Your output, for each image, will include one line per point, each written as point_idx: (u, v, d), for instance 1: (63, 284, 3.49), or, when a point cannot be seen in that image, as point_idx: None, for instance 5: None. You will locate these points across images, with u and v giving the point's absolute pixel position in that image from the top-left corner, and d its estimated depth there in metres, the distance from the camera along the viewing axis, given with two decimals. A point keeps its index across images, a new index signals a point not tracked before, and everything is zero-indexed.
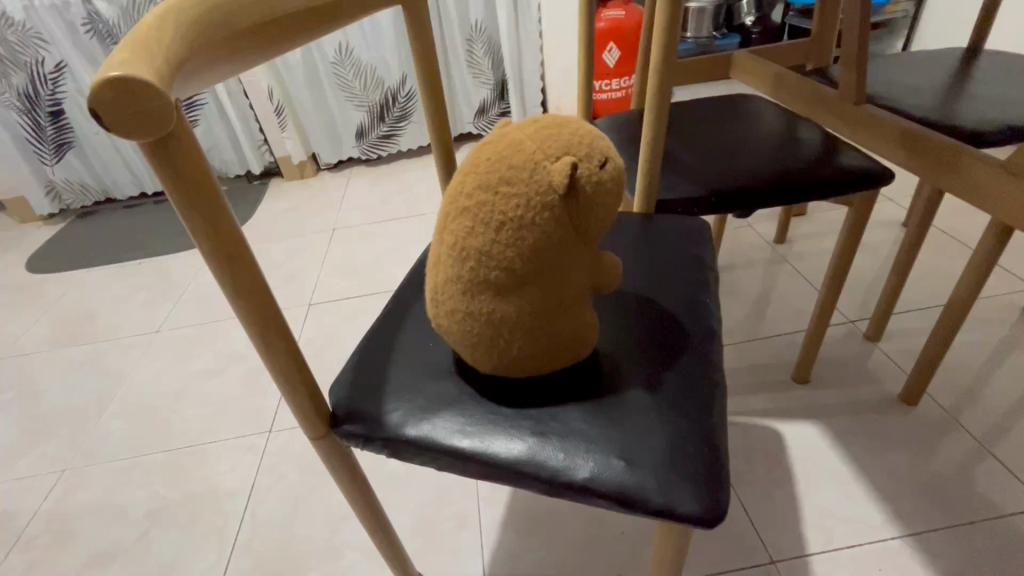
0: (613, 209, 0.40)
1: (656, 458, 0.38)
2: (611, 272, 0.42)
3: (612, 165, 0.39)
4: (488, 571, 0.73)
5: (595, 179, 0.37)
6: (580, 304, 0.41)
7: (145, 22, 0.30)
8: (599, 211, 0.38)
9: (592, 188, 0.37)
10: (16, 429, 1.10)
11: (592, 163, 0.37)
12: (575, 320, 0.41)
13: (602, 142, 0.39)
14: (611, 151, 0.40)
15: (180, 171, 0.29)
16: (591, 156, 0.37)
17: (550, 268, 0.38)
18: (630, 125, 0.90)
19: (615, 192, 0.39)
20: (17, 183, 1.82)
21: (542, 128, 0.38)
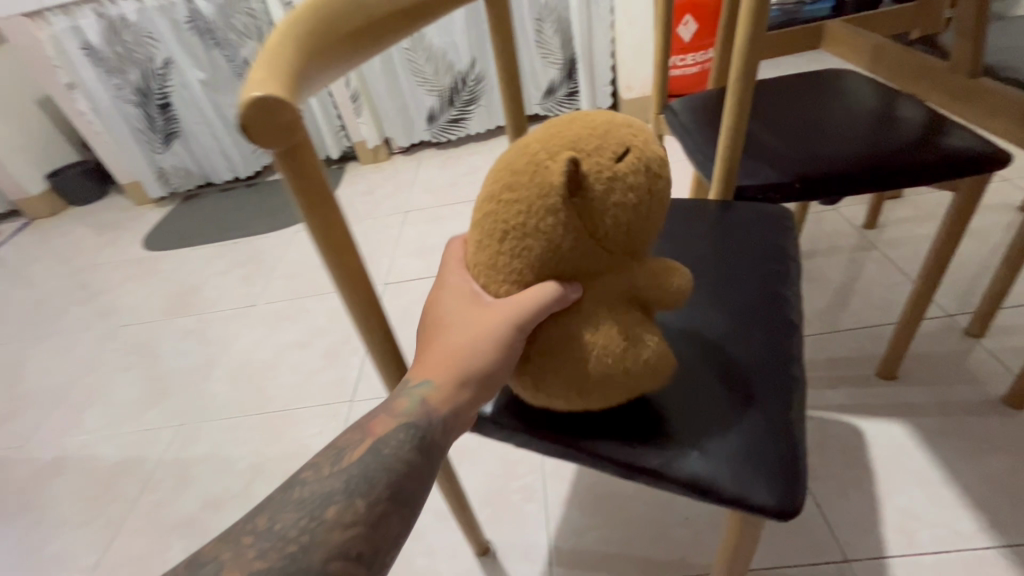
0: (647, 203, 0.37)
1: (729, 448, 0.38)
2: (655, 280, 0.39)
3: (636, 152, 0.37)
4: (552, 542, 0.77)
5: (607, 171, 0.35)
6: (611, 314, 0.38)
7: (269, 43, 0.33)
8: (617, 207, 0.36)
9: (605, 183, 0.35)
10: (140, 388, 1.26)
11: (604, 157, 0.36)
12: (607, 334, 0.37)
13: (622, 131, 0.37)
14: (640, 140, 0.38)
15: (304, 175, 0.32)
16: (602, 149, 0.36)
17: (571, 276, 0.38)
18: (706, 106, 0.88)
19: (644, 182, 0.37)
20: (134, 171, 2.05)
21: (551, 128, 0.38)
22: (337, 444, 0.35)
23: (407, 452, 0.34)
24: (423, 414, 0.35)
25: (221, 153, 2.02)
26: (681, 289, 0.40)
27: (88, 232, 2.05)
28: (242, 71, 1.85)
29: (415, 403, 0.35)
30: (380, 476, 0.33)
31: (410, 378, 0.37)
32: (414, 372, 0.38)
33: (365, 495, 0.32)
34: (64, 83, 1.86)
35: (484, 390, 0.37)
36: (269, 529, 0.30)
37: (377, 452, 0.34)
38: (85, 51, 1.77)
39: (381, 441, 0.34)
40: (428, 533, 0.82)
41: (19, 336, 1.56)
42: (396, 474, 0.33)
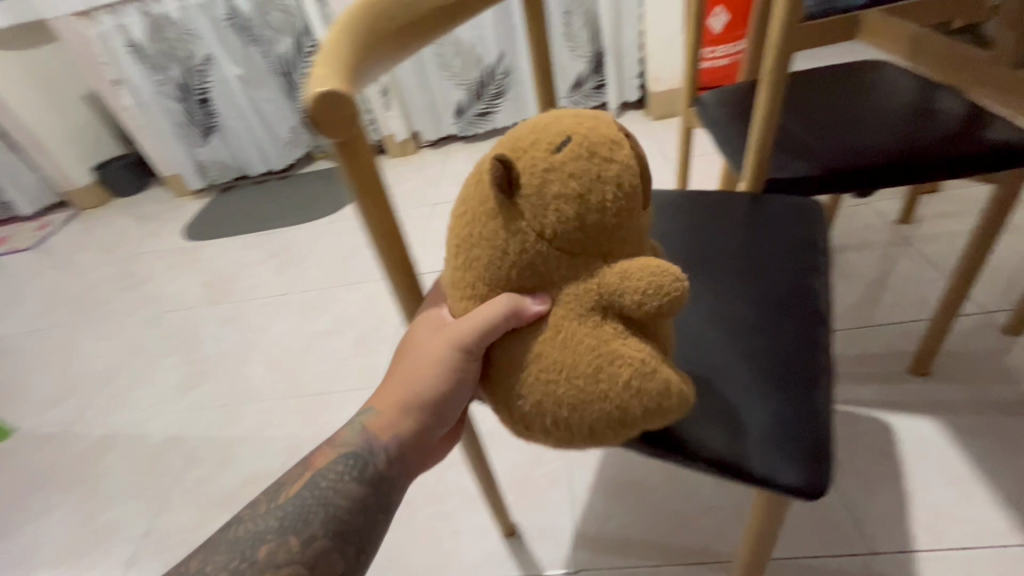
0: (598, 191, 0.35)
1: (755, 430, 0.40)
2: (630, 275, 0.34)
3: (575, 142, 0.35)
4: (577, 525, 0.79)
5: (540, 169, 0.35)
6: (573, 322, 0.36)
7: (328, 40, 0.36)
8: (557, 198, 0.34)
9: (539, 177, 0.34)
10: (183, 370, 1.33)
11: (540, 152, 0.35)
12: (567, 345, 0.36)
13: (564, 122, 0.36)
14: (584, 130, 0.36)
15: (359, 165, 0.35)
16: (538, 144, 0.35)
17: (536, 286, 0.37)
18: (737, 98, 0.88)
19: (586, 170, 0.35)
20: (175, 163, 2.13)
21: (503, 139, 0.39)
22: (280, 480, 0.40)
23: (349, 488, 0.39)
24: (365, 442, 0.41)
25: (257, 147, 2.09)
26: (669, 287, 0.34)
27: (131, 223, 2.15)
28: (277, 67, 1.92)
29: (362, 432, 0.41)
30: (320, 516, 0.38)
31: (366, 407, 0.43)
32: (371, 402, 0.43)
33: (306, 536, 0.37)
34: (110, 80, 1.95)
35: (435, 409, 0.40)
36: (206, 566, 0.36)
37: (316, 487, 0.39)
38: (131, 48, 1.86)
39: (321, 475, 0.40)
40: (455, 515, 0.85)
41: (70, 320, 1.65)
42: (338, 512, 0.38)
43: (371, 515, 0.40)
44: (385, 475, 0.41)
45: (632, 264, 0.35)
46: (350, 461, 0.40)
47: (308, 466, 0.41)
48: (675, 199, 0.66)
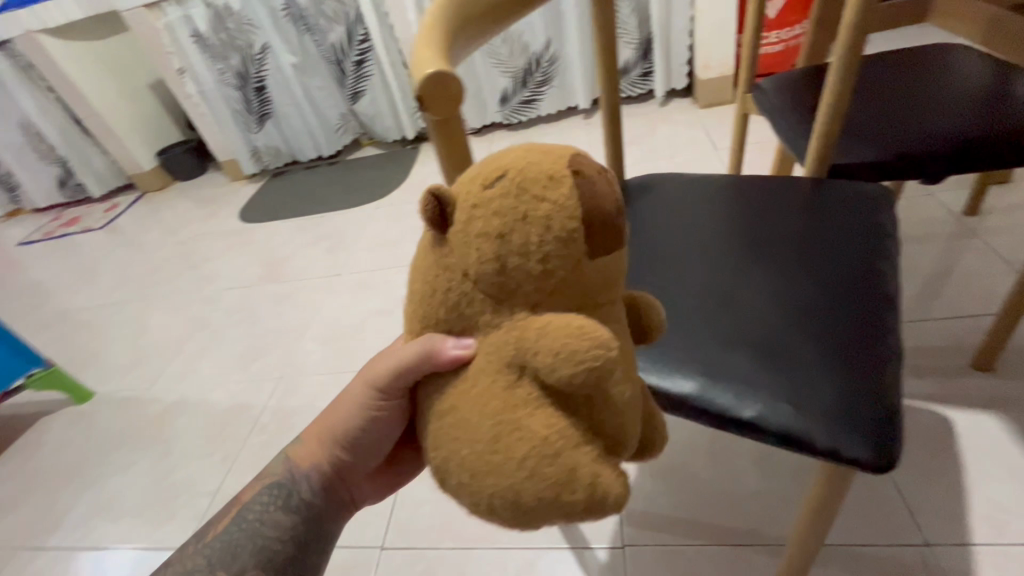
0: (523, 226, 0.25)
1: (823, 405, 0.41)
2: (547, 336, 0.25)
3: (513, 165, 0.26)
4: (624, 504, 0.81)
5: (467, 194, 0.27)
6: (483, 389, 0.27)
7: (426, 24, 0.38)
8: (475, 238, 0.26)
9: (467, 209, 0.26)
10: (244, 344, 1.41)
11: (478, 181, 0.27)
12: (469, 412, 0.27)
13: (530, 149, 0.27)
14: (537, 153, 0.27)
15: (452, 143, 0.37)
16: (482, 172, 0.27)
17: (465, 327, 0.29)
18: (797, 83, 0.86)
19: (514, 204, 0.25)
20: (232, 149, 2.23)
21: None
22: (210, 520, 0.47)
23: (275, 518, 0.46)
24: (289, 474, 0.47)
25: (308, 134, 2.17)
26: (590, 359, 0.24)
27: (191, 205, 2.27)
28: (330, 55, 1.96)
29: (288, 468, 0.47)
30: (249, 548, 0.44)
31: (292, 444, 0.49)
32: (299, 438, 0.49)
33: (237, 569, 0.43)
34: (175, 68, 2.05)
35: (349, 443, 0.47)
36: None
37: (243, 519, 0.45)
38: (194, 38, 1.95)
39: (245, 508, 0.46)
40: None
41: (139, 295, 1.77)
42: (266, 543, 0.44)
43: (300, 545, 0.46)
44: (310, 503, 0.47)
45: (557, 320, 0.25)
46: (274, 493, 0.46)
47: (236, 507, 0.47)
48: (734, 186, 0.67)
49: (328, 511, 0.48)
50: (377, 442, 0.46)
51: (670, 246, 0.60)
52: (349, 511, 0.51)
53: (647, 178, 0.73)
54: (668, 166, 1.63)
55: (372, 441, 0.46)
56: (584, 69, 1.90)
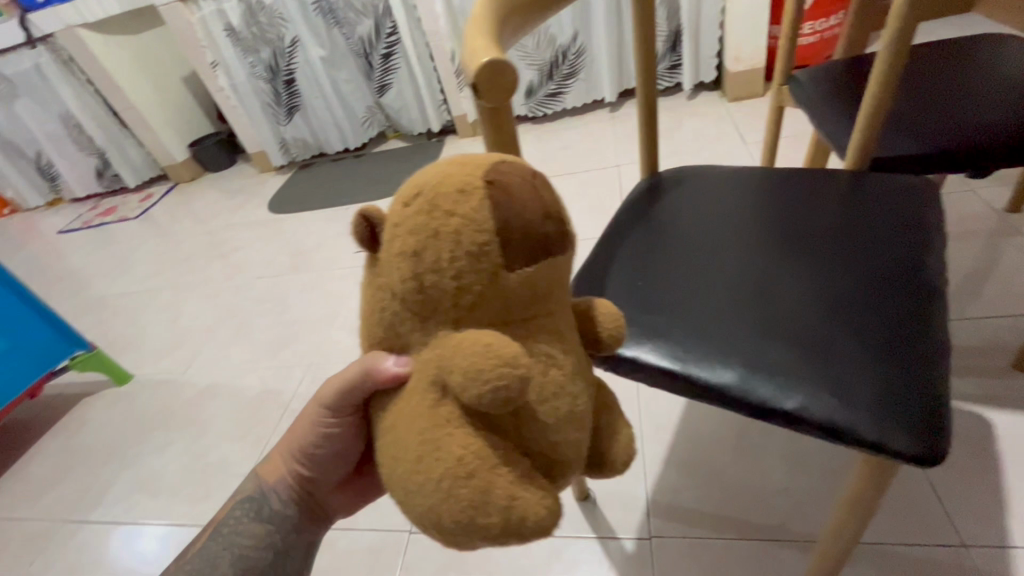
0: (436, 242, 0.27)
1: (868, 398, 0.41)
2: (459, 351, 0.26)
3: (432, 182, 0.28)
4: (651, 496, 0.82)
5: (393, 213, 0.29)
6: (412, 405, 0.29)
7: (476, 13, 0.39)
8: (396, 260, 0.28)
9: (391, 232, 0.29)
10: (274, 331, 1.44)
11: (400, 205, 0.29)
12: (399, 427, 0.29)
13: (446, 168, 0.29)
14: (458, 168, 0.29)
15: (500, 132, 0.38)
16: (403, 196, 0.29)
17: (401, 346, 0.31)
18: (835, 74, 0.85)
19: (427, 221, 0.27)
20: (262, 141, 2.28)
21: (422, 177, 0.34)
22: (198, 534, 0.53)
23: (249, 530, 0.51)
24: (260, 492, 0.53)
25: (336, 126, 2.21)
26: (493, 372, 0.25)
27: (221, 196, 2.33)
28: (358, 48, 1.99)
29: (259, 486, 0.53)
30: (227, 558, 0.50)
31: (262, 464, 0.54)
32: (266, 459, 0.54)
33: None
34: (208, 62, 2.09)
35: (308, 462, 0.51)
36: None
37: (224, 531, 0.52)
38: (227, 32, 1.99)
39: (225, 522, 0.52)
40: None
41: (173, 283, 1.82)
42: (242, 553, 0.51)
43: (276, 552, 0.52)
44: (279, 515, 0.52)
45: (470, 335, 0.27)
46: (245, 508, 0.52)
47: (215, 524, 0.53)
48: (768, 178, 0.67)
49: (299, 522, 0.53)
50: (335, 458, 0.51)
51: (705, 238, 0.60)
52: (323, 521, 0.56)
53: (680, 170, 0.73)
54: (694, 160, 1.61)
55: (329, 458, 0.50)
56: (610, 62, 1.89)
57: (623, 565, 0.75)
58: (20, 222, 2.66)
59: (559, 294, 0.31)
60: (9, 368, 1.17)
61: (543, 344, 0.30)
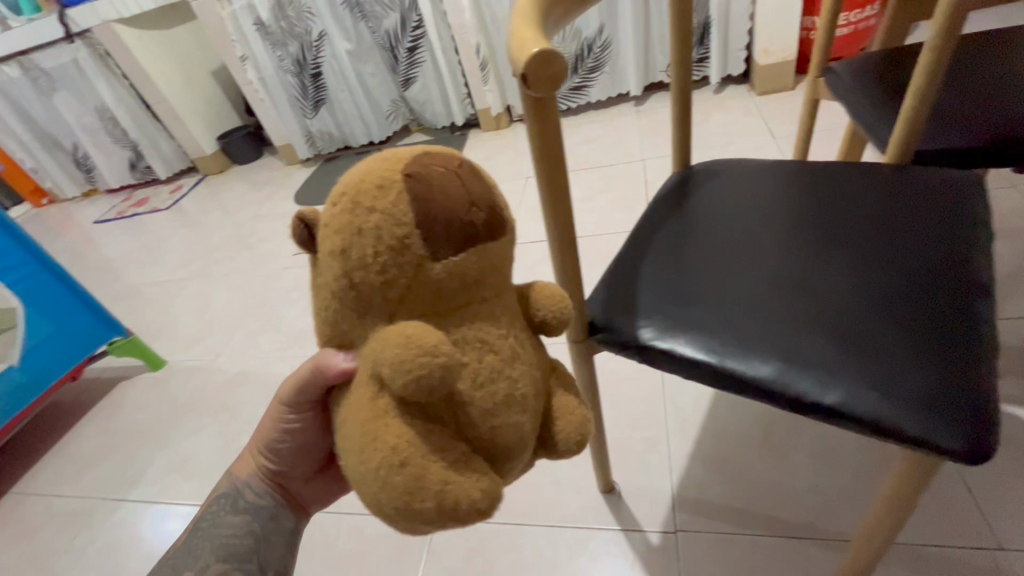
0: (358, 241, 0.31)
1: (912, 394, 0.40)
2: (384, 343, 0.31)
3: (352, 185, 0.32)
4: (676, 491, 0.82)
5: (324, 217, 0.34)
6: (357, 396, 0.34)
7: (520, 5, 0.39)
8: (330, 262, 0.33)
9: (324, 235, 0.33)
10: (301, 321, 1.47)
11: (330, 208, 0.33)
12: (349, 414, 0.34)
13: (369, 169, 0.33)
14: (379, 166, 0.32)
15: (543, 123, 0.39)
16: (333, 201, 0.33)
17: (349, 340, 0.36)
18: (873, 65, 0.83)
19: (351, 220, 0.31)
20: (288, 134, 2.31)
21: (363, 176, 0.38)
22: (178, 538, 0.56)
23: (228, 521, 0.55)
24: (236, 489, 0.57)
25: (361, 119, 2.24)
26: (407, 363, 0.29)
27: (248, 188, 2.37)
28: (383, 41, 1.99)
29: (234, 485, 0.57)
30: (209, 548, 0.53)
31: (236, 470, 0.59)
32: (240, 463, 0.59)
33: (202, 565, 0.51)
34: (237, 56, 2.13)
35: (275, 456, 0.56)
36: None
37: (203, 526, 0.55)
38: (257, 26, 2.02)
39: (204, 520, 0.56)
40: (555, 468, 0.90)
41: (203, 272, 1.87)
42: (224, 541, 0.53)
43: (257, 538, 0.55)
44: (255, 505, 0.56)
45: (395, 327, 0.31)
46: (222, 503, 0.56)
47: (193, 526, 0.56)
48: (802, 172, 0.66)
49: (277, 511, 0.57)
50: (301, 450, 0.55)
51: (738, 231, 0.59)
52: (300, 514, 0.60)
53: (712, 164, 0.72)
54: (721, 155, 1.58)
55: (293, 450, 0.55)
56: (636, 55, 1.87)
57: (648, 557, 0.75)
58: (58, 212, 2.76)
59: (485, 282, 0.34)
60: (53, 352, 1.21)
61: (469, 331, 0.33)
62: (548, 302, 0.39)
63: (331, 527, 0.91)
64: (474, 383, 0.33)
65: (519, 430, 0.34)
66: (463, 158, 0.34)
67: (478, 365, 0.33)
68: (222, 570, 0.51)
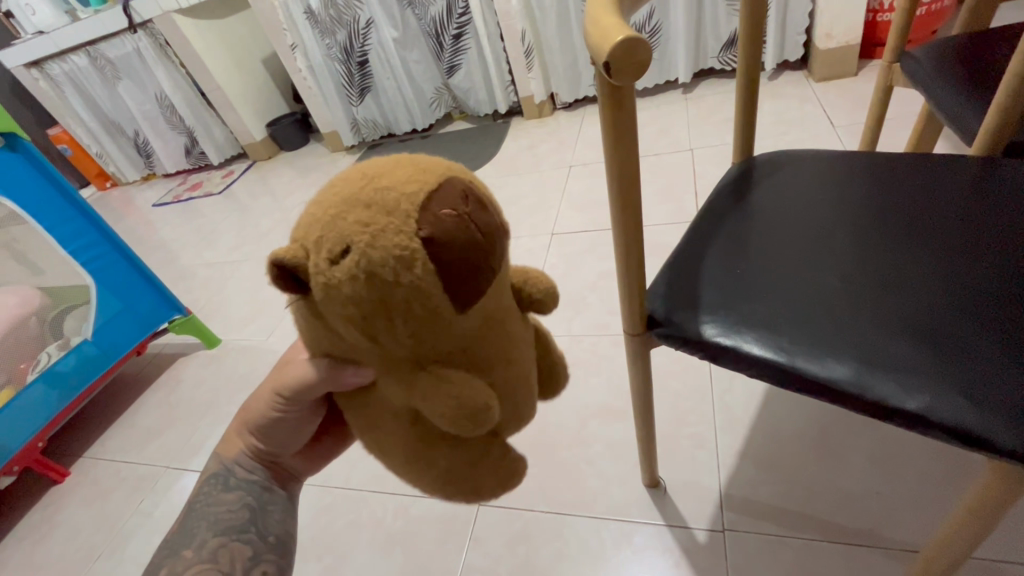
0: (384, 312, 0.31)
1: (1007, 401, 0.38)
2: (427, 398, 0.33)
3: (358, 251, 0.30)
4: (724, 489, 0.80)
5: (324, 278, 0.31)
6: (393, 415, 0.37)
7: None
8: (346, 319, 0.32)
9: (325, 287, 0.32)
10: None
11: (325, 261, 0.31)
12: (385, 427, 0.38)
13: (366, 219, 0.30)
14: (384, 224, 0.30)
15: (620, 113, 0.38)
16: (326, 253, 0.31)
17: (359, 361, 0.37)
18: (956, 49, 0.77)
19: (370, 289, 0.30)
20: (334, 122, 2.36)
21: (331, 188, 0.33)
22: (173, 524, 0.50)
23: (220, 498, 0.50)
24: (224, 467, 0.52)
25: (404, 107, 2.26)
26: (463, 421, 0.33)
27: (295, 174, 2.44)
28: (429, 28, 1.99)
29: (222, 464, 0.52)
30: (204, 526, 0.48)
31: (219, 449, 0.53)
32: (223, 442, 0.53)
33: (199, 543, 0.47)
34: (287, 44, 2.18)
35: (266, 431, 0.51)
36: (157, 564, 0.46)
37: (194, 506, 0.50)
38: (307, 14, 2.05)
39: (197, 500, 0.50)
40: (598, 460, 0.90)
41: (254, 256, 1.94)
42: (218, 518, 0.49)
43: (254, 511, 0.50)
44: (249, 481, 0.51)
45: (432, 383, 0.33)
46: (212, 483, 0.51)
47: (183, 509, 0.51)
48: (874, 164, 0.62)
49: (270, 483, 0.53)
50: (299, 423, 0.51)
51: (805, 226, 0.57)
52: (292, 482, 0.56)
53: (776, 155, 0.69)
54: (776, 145, 1.52)
55: (290, 426, 0.51)
56: (687, 40, 1.81)
57: (695, 554, 0.74)
58: (121, 196, 2.91)
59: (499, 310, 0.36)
60: (120, 329, 1.28)
61: (489, 361, 0.36)
62: (539, 284, 0.41)
63: (379, 507, 0.94)
64: (499, 397, 0.37)
65: (529, 410, 0.41)
66: (463, 189, 0.32)
67: (501, 383, 0.37)
68: (221, 545, 0.47)
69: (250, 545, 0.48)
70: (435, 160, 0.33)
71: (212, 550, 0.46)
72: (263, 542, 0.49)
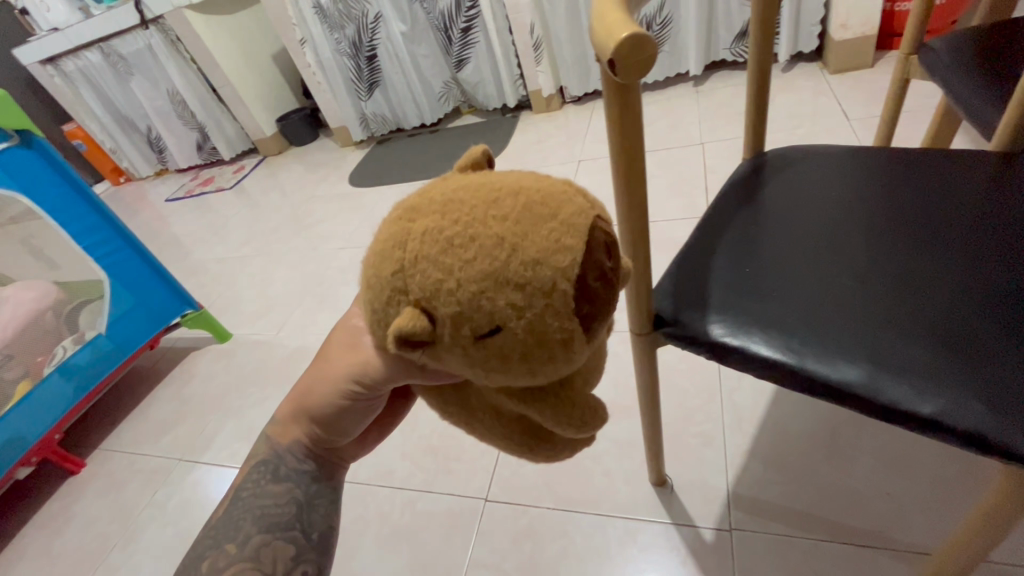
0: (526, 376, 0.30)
1: None
2: (553, 425, 0.34)
3: (513, 334, 0.28)
4: (731, 489, 0.79)
5: (464, 351, 0.29)
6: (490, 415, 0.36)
7: None
8: (474, 373, 0.30)
9: (461, 352, 0.29)
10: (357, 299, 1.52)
11: (467, 336, 0.28)
12: (477, 424, 0.37)
13: (518, 297, 0.27)
14: (538, 303, 0.27)
15: (625, 109, 0.37)
16: (467, 326, 0.28)
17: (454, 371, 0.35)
18: (972, 40, 0.76)
19: (519, 360, 0.29)
20: (343, 117, 2.36)
21: (449, 234, 0.27)
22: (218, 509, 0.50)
23: (269, 489, 0.49)
24: (274, 455, 0.50)
25: (413, 102, 2.26)
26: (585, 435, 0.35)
27: (305, 169, 2.45)
28: (437, 22, 1.98)
29: (274, 451, 0.50)
30: (249, 521, 0.47)
31: (270, 433, 0.51)
32: (276, 425, 0.51)
33: (243, 539, 0.46)
34: (297, 39, 2.18)
35: (321, 423, 0.47)
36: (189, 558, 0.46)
37: (242, 494, 0.49)
38: (316, 9, 2.05)
39: (244, 488, 0.49)
40: (606, 458, 0.89)
41: (264, 251, 1.96)
42: (265, 512, 0.48)
43: (301, 505, 0.49)
44: (299, 471, 0.49)
45: (556, 415, 0.33)
46: (261, 471, 0.50)
47: (231, 492, 0.50)
48: (891, 160, 0.61)
49: (319, 474, 0.51)
50: (357, 416, 0.47)
51: (820, 224, 0.56)
52: (343, 467, 0.54)
53: (788, 151, 0.68)
54: (788, 139, 1.49)
55: (350, 417, 0.47)
56: (698, 32, 1.78)
57: (702, 554, 0.74)
58: (134, 191, 2.95)
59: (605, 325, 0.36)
60: (134, 323, 1.30)
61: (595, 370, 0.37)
62: None
63: (386, 501, 0.95)
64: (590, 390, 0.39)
65: None
66: (603, 241, 0.29)
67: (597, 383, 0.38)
68: (264, 543, 0.46)
69: (294, 544, 0.48)
70: (570, 206, 0.29)
71: (255, 548, 0.46)
72: (307, 541, 0.48)
